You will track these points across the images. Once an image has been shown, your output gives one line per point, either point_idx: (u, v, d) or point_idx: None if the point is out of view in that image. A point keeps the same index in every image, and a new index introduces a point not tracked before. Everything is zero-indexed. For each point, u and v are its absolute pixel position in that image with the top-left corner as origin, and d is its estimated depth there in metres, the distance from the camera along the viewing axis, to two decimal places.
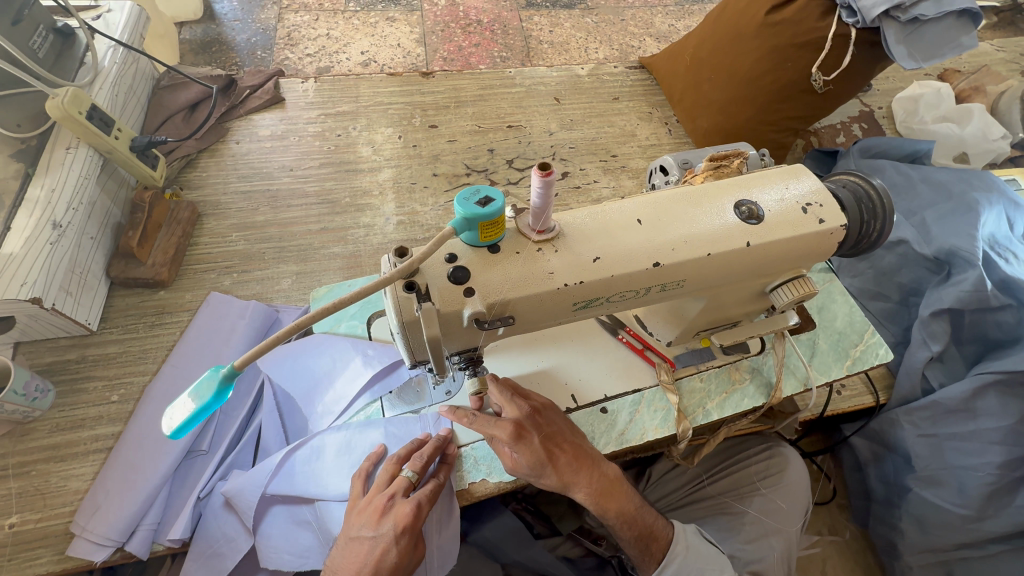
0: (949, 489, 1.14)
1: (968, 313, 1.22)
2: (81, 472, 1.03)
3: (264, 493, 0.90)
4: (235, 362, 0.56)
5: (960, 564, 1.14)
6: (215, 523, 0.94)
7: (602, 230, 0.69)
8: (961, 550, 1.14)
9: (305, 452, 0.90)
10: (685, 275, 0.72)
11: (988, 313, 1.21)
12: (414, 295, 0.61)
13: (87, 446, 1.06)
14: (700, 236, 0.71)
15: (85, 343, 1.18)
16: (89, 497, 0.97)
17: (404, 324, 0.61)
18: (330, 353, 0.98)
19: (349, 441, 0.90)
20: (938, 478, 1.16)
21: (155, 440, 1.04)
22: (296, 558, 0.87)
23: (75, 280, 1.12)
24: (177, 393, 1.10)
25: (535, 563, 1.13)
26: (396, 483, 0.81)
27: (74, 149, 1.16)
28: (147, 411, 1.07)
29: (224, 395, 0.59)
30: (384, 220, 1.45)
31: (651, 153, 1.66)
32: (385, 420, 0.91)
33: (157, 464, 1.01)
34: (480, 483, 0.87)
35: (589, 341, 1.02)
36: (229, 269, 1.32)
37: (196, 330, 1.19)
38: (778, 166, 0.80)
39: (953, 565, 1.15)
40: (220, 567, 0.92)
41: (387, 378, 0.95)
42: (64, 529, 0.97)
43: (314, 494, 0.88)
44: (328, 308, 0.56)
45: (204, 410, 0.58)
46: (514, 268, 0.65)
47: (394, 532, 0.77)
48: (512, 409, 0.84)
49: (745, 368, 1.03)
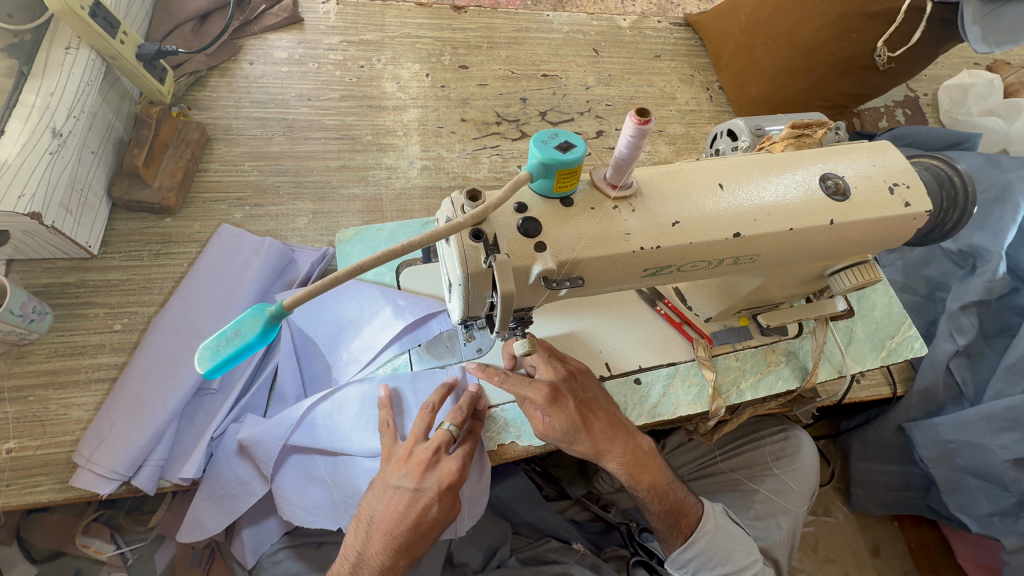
0: (955, 485, 1.18)
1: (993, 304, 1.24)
2: (82, 401, 0.98)
3: (284, 444, 0.86)
4: (286, 300, 0.51)
5: None
6: (227, 465, 0.91)
7: (681, 191, 0.64)
8: None
9: (328, 404, 0.85)
10: (761, 250, 0.67)
11: (1002, 301, 1.25)
12: (481, 245, 0.56)
13: (89, 375, 1.00)
14: (783, 208, 0.66)
15: (85, 266, 1.10)
16: (93, 428, 0.92)
17: (469, 275, 0.56)
18: (358, 298, 0.93)
19: (378, 393, 0.86)
20: (947, 474, 1.19)
21: (164, 374, 0.98)
22: (309, 512, 0.85)
23: (75, 197, 1.03)
24: (188, 327, 1.04)
25: (544, 524, 1.15)
26: (439, 437, 0.79)
27: (74, 50, 1.03)
28: (154, 344, 1.01)
29: (270, 336, 0.54)
30: (407, 163, 1.36)
31: (690, 119, 1.58)
32: (412, 374, 0.88)
33: (165, 399, 0.96)
34: (510, 445, 0.85)
35: (626, 310, 0.98)
36: (241, 201, 1.24)
37: (207, 261, 1.11)
38: (864, 140, 0.74)
39: None
40: (232, 509, 0.90)
41: (416, 330, 0.90)
42: (66, 458, 0.93)
43: (339, 447, 0.85)
44: (397, 250, 0.50)
45: (247, 349, 0.53)
46: (590, 224, 0.59)
47: (438, 487, 0.77)
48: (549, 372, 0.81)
49: (781, 351, 1.01)
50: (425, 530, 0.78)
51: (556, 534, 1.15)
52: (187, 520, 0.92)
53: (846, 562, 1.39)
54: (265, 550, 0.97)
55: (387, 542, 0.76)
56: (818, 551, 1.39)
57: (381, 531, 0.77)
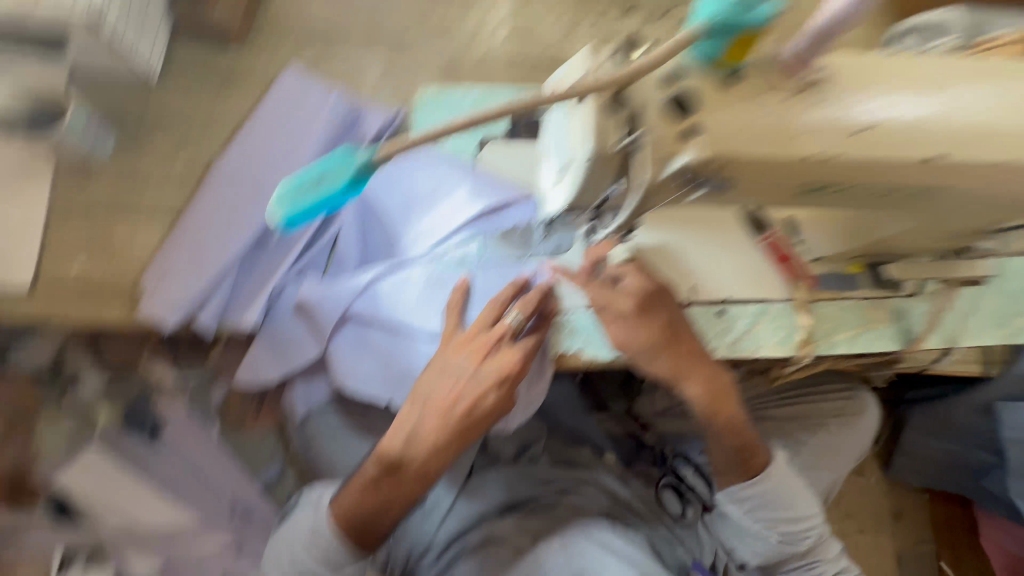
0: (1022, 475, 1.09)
1: None
2: (145, 234, 0.96)
3: (346, 312, 0.84)
4: (383, 150, 0.44)
5: None
6: (286, 321, 0.90)
7: (881, 90, 0.49)
8: None
9: (393, 278, 0.82)
10: (953, 185, 0.53)
11: None
12: (617, 119, 0.46)
13: (152, 207, 0.97)
14: (1006, 134, 0.50)
15: (146, 92, 1.02)
16: (157, 262, 0.92)
17: (595, 156, 0.46)
18: (433, 171, 0.87)
19: (446, 275, 0.81)
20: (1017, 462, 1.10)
21: (226, 219, 0.95)
22: (363, 379, 0.85)
23: (135, 8, 0.93)
24: (253, 175, 0.99)
25: (581, 432, 1.19)
26: (504, 326, 0.75)
27: None
28: (217, 187, 0.97)
29: (354, 194, 0.46)
30: (495, 25, 1.17)
31: None
32: (483, 261, 0.81)
33: (227, 245, 0.94)
34: (573, 354, 0.79)
35: (726, 233, 0.87)
36: (309, 42, 1.10)
37: (273, 106, 1.02)
38: None
39: None
40: (287, 362, 0.91)
41: (494, 216, 0.82)
42: (130, 286, 0.93)
43: (400, 322, 0.82)
44: None
45: (326, 201, 0.46)
46: (757, 114, 0.47)
47: (497, 376, 0.75)
48: (639, 283, 0.75)
49: (890, 309, 0.89)
50: (480, 418, 0.76)
51: (592, 443, 1.18)
52: (246, 366, 0.93)
53: (864, 519, 1.41)
54: (314, 405, 1.02)
55: (443, 423, 0.76)
56: (839, 505, 1.40)
57: (436, 411, 0.76)
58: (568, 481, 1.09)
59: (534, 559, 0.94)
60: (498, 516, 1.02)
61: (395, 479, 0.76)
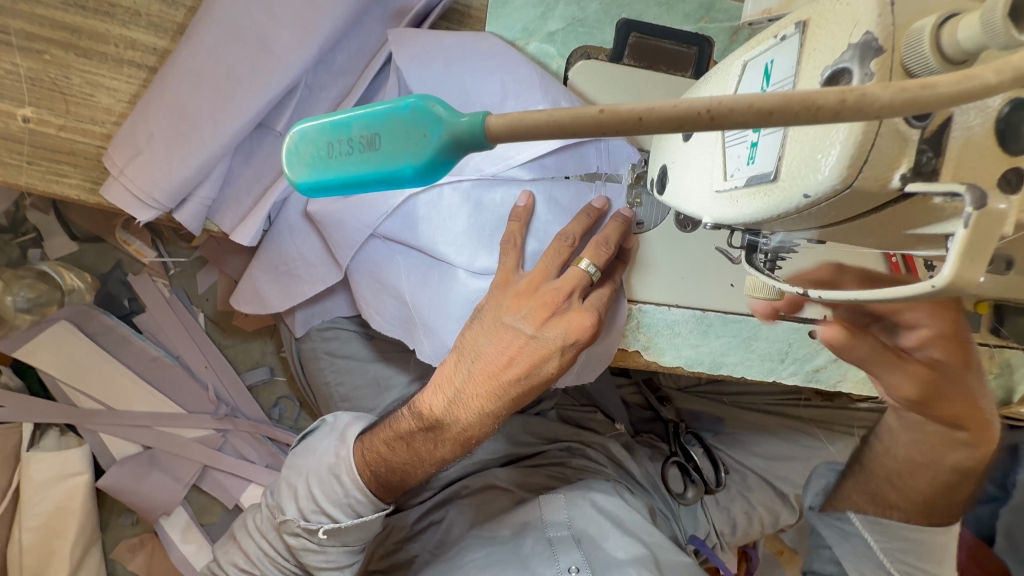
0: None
1: None
2: (113, 86, 0.74)
3: (371, 233, 0.65)
4: (491, 121, 0.24)
5: None
6: (291, 239, 0.74)
7: None
8: None
9: (432, 194, 0.61)
10: None
11: None
12: (913, 136, 0.26)
13: (118, 51, 0.73)
14: None
15: None
16: (128, 133, 0.71)
17: (845, 194, 0.27)
18: (508, 76, 0.62)
19: (500, 212, 0.61)
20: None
21: (214, 89, 0.70)
22: (385, 321, 0.69)
23: None
24: (251, 29, 0.69)
25: (596, 394, 1.11)
26: (575, 277, 0.56)
27: None
28: (206, 40, 0.69)
29: (430, 177, 0.27)
30: None
31: None
32: (552, 181, 0.62)
33: (217, 128, 0.70)
34: (633, 354, 0.67)
35: None
36: None
37: None
38: None
39: None
40: (296, 291, 0.77)
41: (566, 154, 0.61)
42: (97, 155, 0.75)
43: (437, 251, 0.62)
44: (826, 107, 0.19)
45: (365, 182, 0.27)
46: None
47: (564, 341, 0.56)
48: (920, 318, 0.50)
49: (999, 360, 0.75)
50: (538, 387, 0.59)
51: (605, 409, 1.11)
52: (246, 290, 0.81)
53: None
54: (315, 325, 0.91)
55: (493, 392, 0.58)
56: None
57: (484, 377, 0.58)
58: (573, 439, 1.04)
59: (533, 506, 0.90)
60: (501, 466, 0.98)
61: (432, 436, 0.62)
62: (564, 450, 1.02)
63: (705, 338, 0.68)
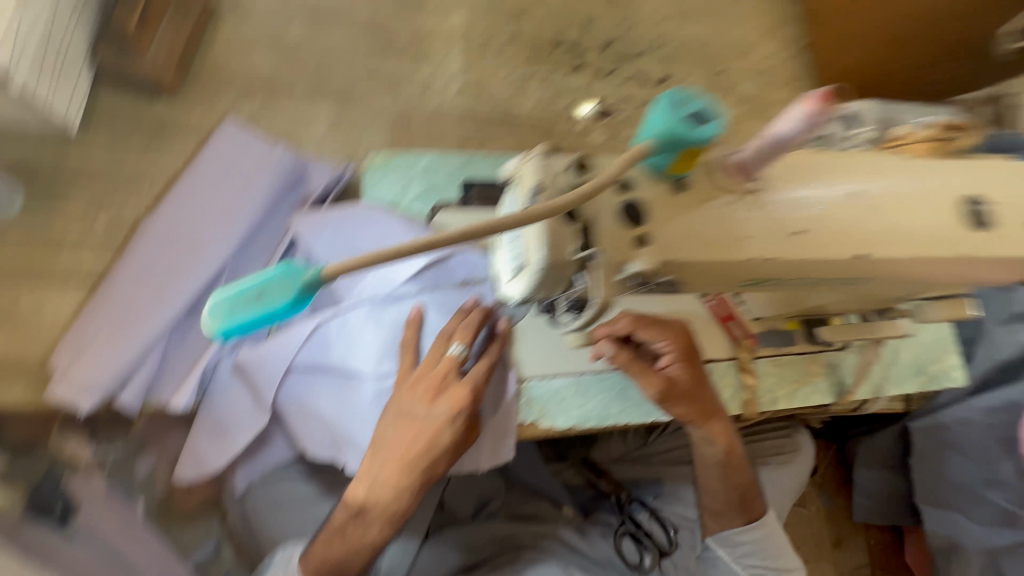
0: (981, 460, 1.04)
1: None
2: (60, 302, 0.88)
3: (290, 366, 0.78)
4: (329, 268, 0.42)
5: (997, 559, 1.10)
6: (223, 398, 0.84)
7: (808, 191, 0.52)
8: None
9: (337, 323, 0.77)
10: (873, 275, 0.58)
11: None
12: (574, 228, 0.46)
13: (66, 273, 0.89)
14: (919, 233, 0.55)
15: (65, 146, 0.94)
16: (75, 334, 0.84)
17: (550, 266, 0.45)
18: (382, 226, 0.82)
19: (393, 324, 0.77)
20: (976, 440, 1.06)
21: (153, 286, 0.86)
22: (317, 444, 0.79)
23: (52, 60, 0.85)
24: (182, 236, 0.89)
25: (539, 483, 1.17)
26: (448, 361, 0.70)
27: None
28: (146, 250, 0.88)
29: (301, 306, 0.43)
30: (446, 80, 1.15)
31: (765, 82, 1.33)
32: (432, 292, 0.79)
33: (153, 315, 0.85)
34: (531, 425, 0.79)
35: (677, 298, 0.88)
36: (250, 93, 1.05)
37: (208, 162, 0.94)
38: (1014, 160, 0.62)
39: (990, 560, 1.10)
40: (231, 445, 0.85)
41: (437, 270, 0.80)
42: (41, 362, 0.85)
43: (348, 365, 0.77)
44: (486, 226, 0.40)
45: (270, 316, 0.43)
46: (703, 222, 0.49)
47: (450, 413, 0.69)
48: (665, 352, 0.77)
49: (823, 362, 0.94)
50: (441, 457, 0.70)
51: (551, 497, 1.17)
52: (187, 457, 0.88)
53: (807, 550, 1.45)
54: (256, 478, 0.96)
55: (404, 469, 0.69)
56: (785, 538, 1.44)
57: (394, 458, 0.69)
58: (526, 535, 1.07)
59: None
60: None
61: (361, 521, 0.71)
62: (516, 548, 1.06)
63: (586, 398, 0.82)
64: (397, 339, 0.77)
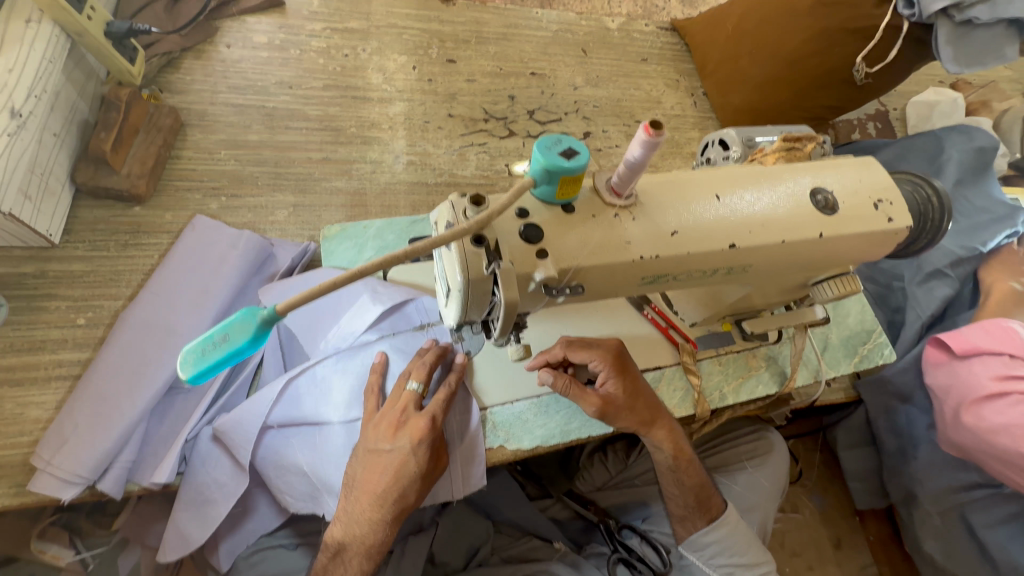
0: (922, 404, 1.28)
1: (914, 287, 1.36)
2: (42, 400, 0.92)
3: (265, 425, 0.83)
4: (280, 305, 0.49)
5: (970, 507, 1.20)
6: (204, 469, 0.87)
7: (678, 199, 0.64)
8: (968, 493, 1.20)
9: (306, 379, 0.84)
10: (753, 260, 0.68)
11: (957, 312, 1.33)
12: (483, 250, 0.55)
13: (47, 372, 0.94)
14: (779, 221, 0.67)
15: (45, 257, 1.02)
16: (54, 429, 0.87)
17: (470, 280, 0.54)
18: (340, 287, 0.92)
19: (359, 371, 0.85)
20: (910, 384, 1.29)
21: (132, 372, 0.92)
22: (299, 498, 0.83)
23: (36, 182, 0.96)
24: (158, 322, 0.97)
25: (526, 522, 1.18)
26: (406, 397, 0.77)
27: (36, 25, 0.96)
28: (123, 340, 0.95)
29: (260, 342, 0.52)
30: (393, 157, 1.30)
31: (675, 124, 1.51)
32: (392, 337, 0.87)
33: (134, 398, 0.91)
34: (498, 449, 0.85)
35: (613, 314, 0.98)
36: (216, 191, 1.17)
37: (180, 253, 1.04)
38: (851, 156, 0.76)
39: (966, 508, 1.21)
40: (213, 516, 0.87)
41: (394, 317, 0.90)
42: (23, 461, 0.87)
43: (320, 416, 0.83)
44: (400, 254, 0.48)
45: (236, 354, 0.51)
46: (593, 232, 0.59)
47: (411, 443, 0.75)
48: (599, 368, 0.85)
49: (761, 356, 1.03)
50: (407, 486, 0.76)
51: (539, 533, 1.18)
52: (170, 537, 0.89)
53: (809, 556, 1.44)
54: (240, 552, 0.97)
55: (373, 503, 0.75)
56: (785, 547, 1.43)
57: (364, 494, 0.75)
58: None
59: None
60: None
61: (340, 560, 0.76)
62: None
63: (547, 416, 0.88)
64: (362, 384, 0.84)
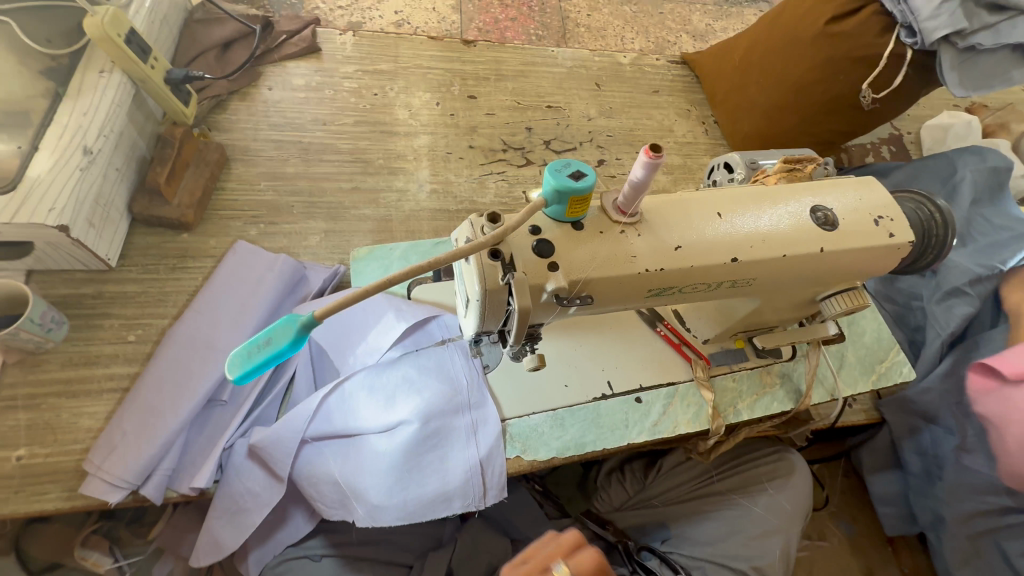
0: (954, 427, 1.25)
1: (933, 305, 1.35)
2: (94, 411, 1.00)
3: (303, 439, 0.88)
4: (317, 311, 0.55)
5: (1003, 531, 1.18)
6: (238, 479, 0.92)
7: (681, 217, 0.69)
8: (1004, 517, 1.18)
9: (337, 396, 0.89)
10: (756, 274, 0.72)
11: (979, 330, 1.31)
12: (498, 263, 0.61)
13: (100, 384, 1.02)
14: (779, 237, 0.71)
15: (102, 279, 1.12)
16: (105, 436, 0.94)
17: (486, 292, 0.60)
18: (366, 306, 0.98)
19: (387, 386, 0.90)
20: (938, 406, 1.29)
21: (176, 384, 1.00)
22: (330, 505, 0.88)
23: (99, 212, 1.07)
24: (200, 339, 1.05)
25: None
26: None
27: (107, 74, 1.10)
28: (168, 355, 1.02)
29: (299, 344, 0.57)
30: (417, 186, 1.39)
31: (687, 151, 1.57)
32: (416, 354, 0.92)
33: (177, 409, 0.97)
34: (515, 460, 0.88)
35: (628, 332, 1.01)
36: (255, 218, 1.27)
37: (222, 277, 1.12)
38: (850, 176, 0.79)
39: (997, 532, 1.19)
40: (246, 523, 0.92)
41: (418, 334, 0.96)
42: (75, 466, 0.94)
43: (352, 428, 0.88)
44: (421, 265, 0.54)
45: (278, 355, 0.57)
46: (601, 246, 0.64)
47: None
48: None
49: (776, 373, 1.04)
50: None
51: None
52: (203, 543, 0.94)
53: None
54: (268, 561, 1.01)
55: None
56: None
57: None
58: None
59: None
60: None
61: None
62: None
63: (563, 429, 0.91)
64: (389, 397, 0.89)
